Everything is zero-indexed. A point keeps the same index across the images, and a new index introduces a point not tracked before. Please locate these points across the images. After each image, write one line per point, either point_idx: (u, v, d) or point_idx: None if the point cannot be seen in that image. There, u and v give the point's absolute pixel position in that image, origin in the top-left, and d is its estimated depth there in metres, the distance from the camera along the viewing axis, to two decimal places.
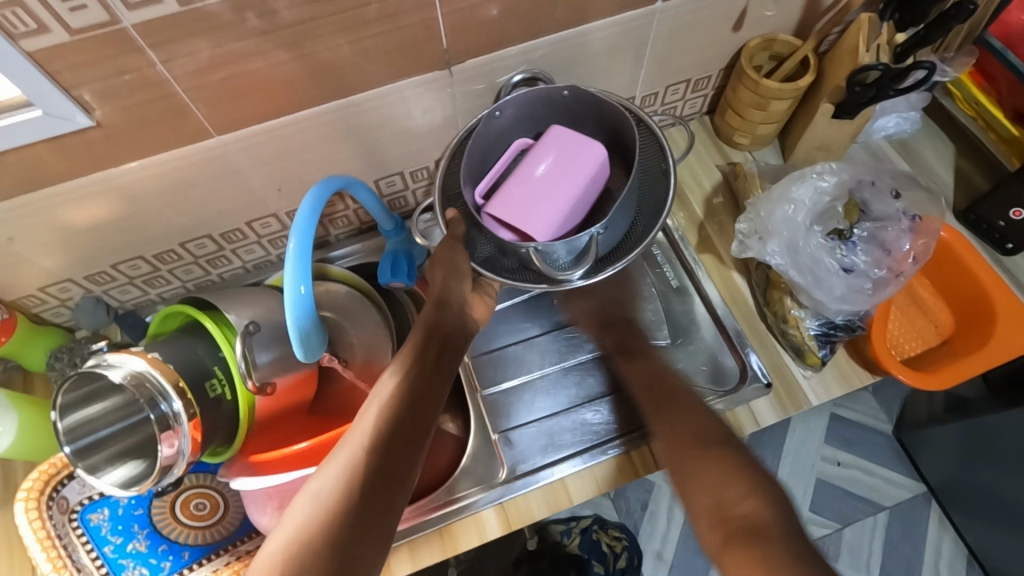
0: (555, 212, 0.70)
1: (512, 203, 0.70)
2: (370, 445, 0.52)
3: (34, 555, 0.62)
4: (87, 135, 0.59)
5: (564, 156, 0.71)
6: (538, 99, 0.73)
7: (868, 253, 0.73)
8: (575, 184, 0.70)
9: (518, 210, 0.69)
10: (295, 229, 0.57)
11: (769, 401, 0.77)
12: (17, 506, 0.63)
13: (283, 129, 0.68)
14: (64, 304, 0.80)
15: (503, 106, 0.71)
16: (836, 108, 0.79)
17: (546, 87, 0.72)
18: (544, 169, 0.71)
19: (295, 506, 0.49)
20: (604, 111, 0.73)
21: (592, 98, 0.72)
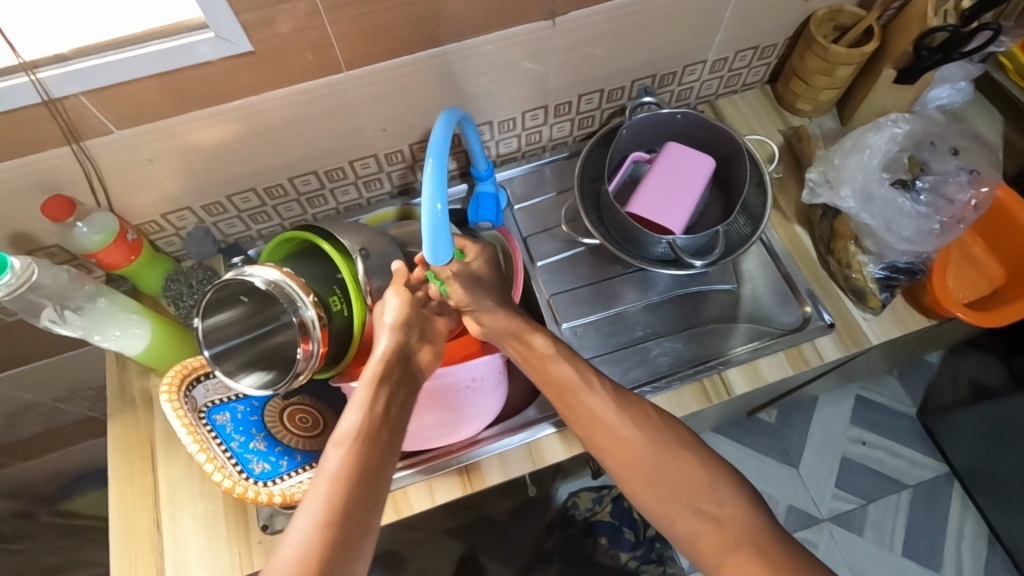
0: (682, 208, 0.84)
1: (646, 202, 0.84)
2: (339, 500, 0.56)
3: (182, 439, 0.67)
4: (240, 60, 0.65)
5: (685, 164, 0.86)
6: (657, 121, 0.89)
7: (930, 202, 0.80)
8: (696, 188, 0.85)
9: (651, 208, 0.84)
10: (431, 149, 0.62)
11: (832, 339, 0.83)
12: (162, 401, 0.68)
13: (401, 68, 0.74)
14: (178, 233, 0.87)
15: (630, 125, 0.88)
16: (898, 73, 0.86)
17: (663, 112, 0.88)
18: (668, 173, 0.85)
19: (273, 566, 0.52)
20: (710, 131, 0.88)
21: (702, 122, 0.87)
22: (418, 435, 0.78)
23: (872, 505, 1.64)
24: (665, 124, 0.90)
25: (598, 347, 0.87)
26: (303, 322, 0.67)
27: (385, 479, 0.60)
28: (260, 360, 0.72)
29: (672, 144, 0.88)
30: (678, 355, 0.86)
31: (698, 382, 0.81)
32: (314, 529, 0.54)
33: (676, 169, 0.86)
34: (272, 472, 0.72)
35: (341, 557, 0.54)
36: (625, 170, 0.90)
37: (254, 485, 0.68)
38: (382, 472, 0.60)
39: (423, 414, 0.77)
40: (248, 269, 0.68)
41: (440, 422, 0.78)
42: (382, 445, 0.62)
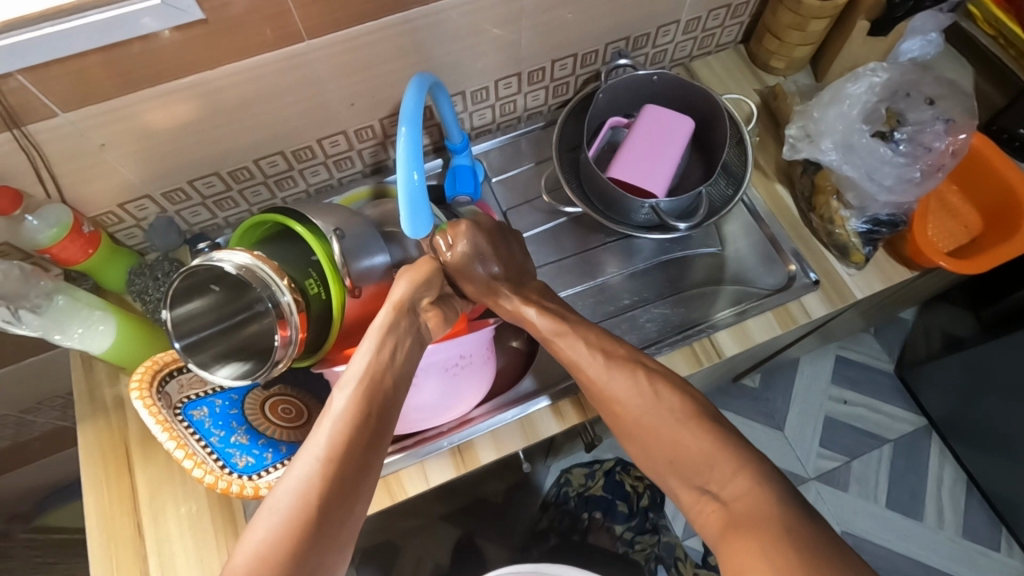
0: (662, 172, 0.82)
1: (627, 166, 0.82)
2: (341, 444, 0.56)
3: (156, 436, 0.63)
4: (192, 31, 0.61)
5: (663, 127, 0.84)
6: (632, 85, 0.87)
7: (908, 152, 0.80)
8: (677, 150, 0.83)
9: (633, 172, 0.82)
10: (404, 117, 0.59)
11: (817, 296, 0.83)
12: (132, 398, 0.64)
13: (366, 36, 0.71)
14: (139, 224, 0.82)
15: (606, 89, 0.86)
16: (872, 25, 0.86)
17: (639, 74, 0.86)
18: (647, 137, 0.84)
19: (271, 503, 0.53)
20: (686, 92, 0.87)
21: (679, 82, 0.86)
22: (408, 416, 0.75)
23: (856, 461, 1.68)
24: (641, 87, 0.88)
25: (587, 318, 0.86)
26: (279, 307, 0.64)
27: (384, 426, 0.61)
28: (238, 352, 0.69)
29: (648, 106, 0.86)
30: (665, 322, 0.85)
31: (689, 346, 0.80)
32: (316, 469, 0.54)
33: (655, 132, 0.84)
34: (257, 464, 0.69)
35: (338, 496, 0.54)
36: (604, 136, 0.89)
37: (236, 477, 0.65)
38: (380, 422, 0.60)
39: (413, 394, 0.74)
40: (215, 254, 0.64)
41: (432, 402, 0.75)
42: (384, 395, 0.62)
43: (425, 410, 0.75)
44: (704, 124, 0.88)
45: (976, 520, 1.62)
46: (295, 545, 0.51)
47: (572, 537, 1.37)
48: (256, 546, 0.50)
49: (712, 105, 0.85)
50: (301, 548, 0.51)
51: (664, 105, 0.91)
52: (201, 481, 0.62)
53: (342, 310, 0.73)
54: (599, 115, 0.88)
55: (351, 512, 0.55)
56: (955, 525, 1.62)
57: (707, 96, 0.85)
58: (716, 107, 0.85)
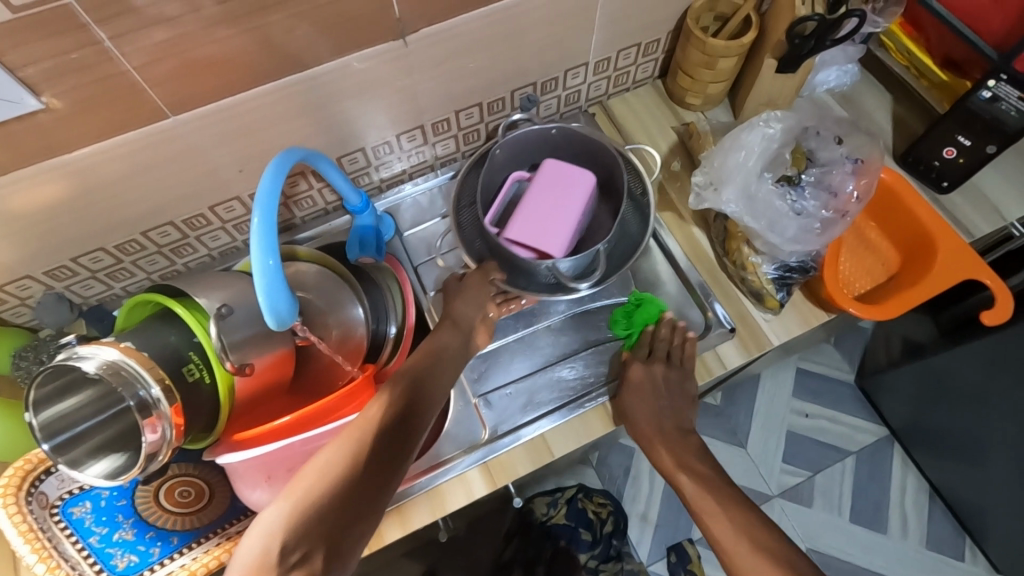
0: (562, 230, 0.78)
1: (524, 226, 0.78)
2: (379, 427, 0.62)
3: (18, 549, 0.61)
4: (37, 119, 0.58)
5: (563, 182, 0.80)
6: (531, 138, 0.85)
7: (815, 197, 0.77)
8: (578, 202, 0.80)
9: (530, 230, 0.78)
10: (257, 201, 0.56)
11: (733, 344, 0.81)
12: None
13: (239, 107, 0.67)
14: (25, 303, 0.78)
15: (502, 145, 0.84)
16: (778, 62, 0.83)
17: (537, 127, 0.84)
18: (547, 193, 0.80)
19: (308, 474, 0.59)
20: (588, 144, 0.85)
21: (578, 134, 0.84)
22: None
23: (818, 475, 1.67)
24: (540, 140, 0.86)
25: (504, 375, 0.81)
26: (146, 400, 0.61)
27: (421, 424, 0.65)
28: (115, 444, 0.64)
29: (549, 160, 0.83)
30: (587, 374, 0.81)
31: (602, 406, 0.78)
32: (346, 447, 0.60)
33: (553, 188, 0.80)
34: (140, 564, 0.66)
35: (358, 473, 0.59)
36: (506, 192, 0.84)
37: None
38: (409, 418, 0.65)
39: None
40: (79, 350, 0.61)
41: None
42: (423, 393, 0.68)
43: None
44: (606, 173, 0.86)
45: (940, 529, 1.62)
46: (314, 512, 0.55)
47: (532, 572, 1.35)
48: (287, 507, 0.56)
49: (610, 154, 0.83)
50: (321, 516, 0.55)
51: (568, 154, 0.88)
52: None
53: (229, 390, 0.70)
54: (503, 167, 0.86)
55: (380, 484, 0.60)
56: (919, 534, 1.61)
57: (603, 146, 0.83)
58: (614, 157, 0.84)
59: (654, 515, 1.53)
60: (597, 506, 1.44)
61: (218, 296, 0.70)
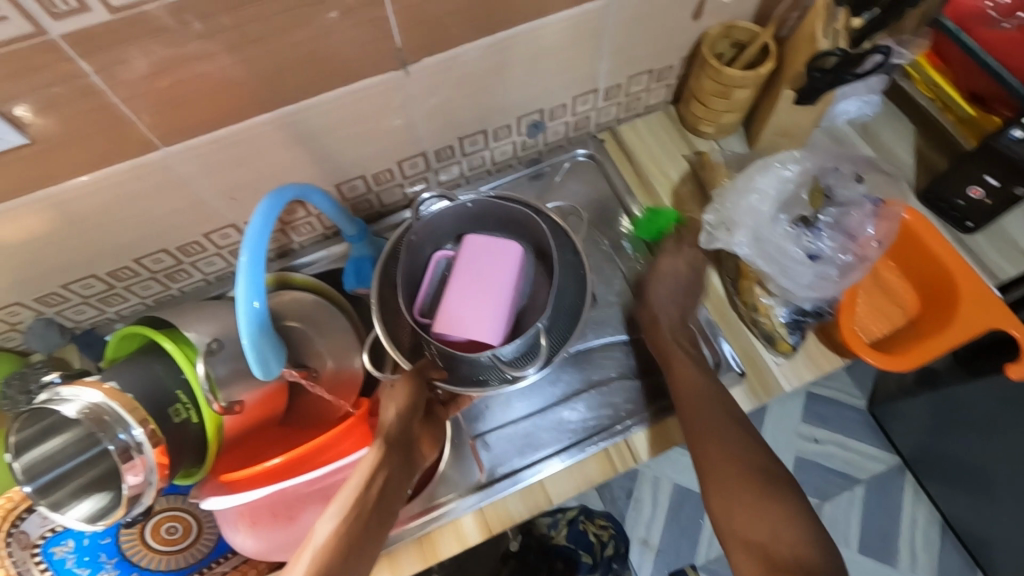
0: (493, 314, 0.73)
1: (453, 317, 0.73)
2: (359, 505, 0.61)
3: None
4: (22, 151, 0.56)
5: (487, 261, 0.75)
6: (451, 215, 0.79)
7: (833, 239, 0.74)
8: (505, 283, 0.74)
9: (461, 320, 0.72)
10: (245, 243, 0.54)
11: (743, 389, 0.77)
12: None
13: (232, 137, 0.65)
14: (15, 328, 0.77)
15: (418, 229, 0.76)
16: (796, 94, 0.80)
17: (452, 202, 0.77)
18: (472, 278, 0.75)
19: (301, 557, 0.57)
20: (512, 215, 0.79)
21: (495, 204, 0.78)
22: (290, 541, 0.68)
23: (826, 503, 1.63)
24: (458, 215, 0.79)
25: (503, 414, 0.79)
26: (128, 445, 0.59)
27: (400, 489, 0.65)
28: (96, 485, 0.62)
29: (468, 239, 0.77)
30: (588, 417, 0.78)
31: (604, 452, 0.75)
32: (335, 524, 0.59)
33: (477, 269, 0.75)
34: None
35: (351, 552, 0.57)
36: (431, 275, 0.79)
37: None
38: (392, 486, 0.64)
39: (302, 520, 0.68)
40: (59, 392, 0.60)
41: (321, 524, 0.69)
42: (404, 460, 0.66)
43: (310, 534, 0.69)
44: (536, 246, 0.80)
45: (951, 563, 1.57)
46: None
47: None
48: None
49: (536, 225, 0.77)
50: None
51: (493, 225, 0.81)
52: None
53: (218, 428, 0.68)
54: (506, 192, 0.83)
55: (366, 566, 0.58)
56: (928, 568, 1.57)
57: (529, 218, 0.77)
58: (539, 229, 0.77)
59: (655, 540, 1.49)
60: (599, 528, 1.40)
61: (207, 331, 0.68)
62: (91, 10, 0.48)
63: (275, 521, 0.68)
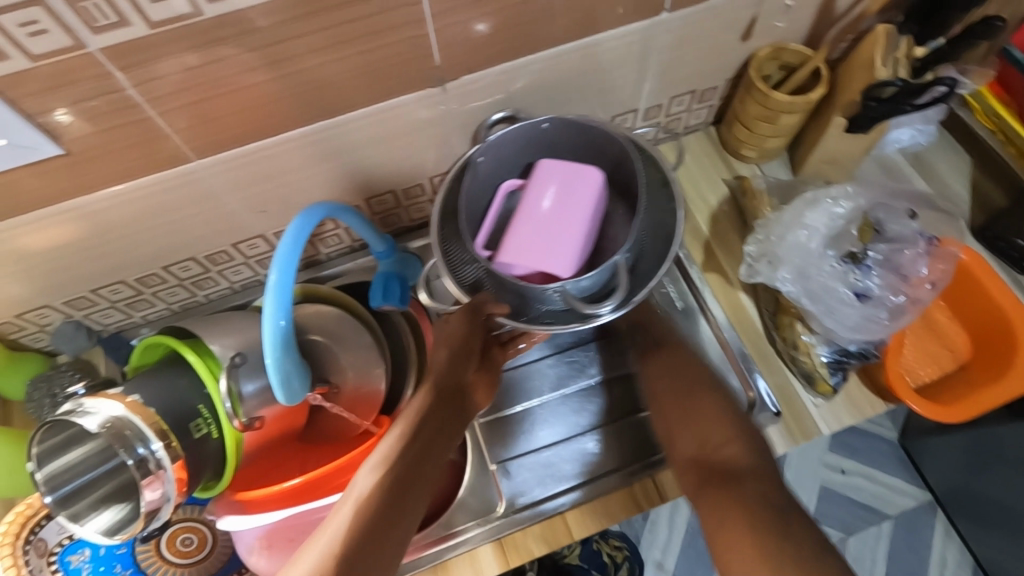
0: (570, 242, 0.67)
1: (525, 243, 0.67)
2: (398, 459, 0.62)
3: None
4: (57, 162, 0.55)
5: (564, 186, 0.69)
6: (519, 138, 0.72)
7: (883, 278, 0.69)
8: (584, 211, 0.69)
9: (533, 246, 0.67)
10: (278, 261, 0.54)
11: (778, 430, 0.74)
12: None
13: (265, 151, 0.64)
14: (44, 329, 0.77)
15: (485, 151, 0.70)
16: (848, 122, 0.76)
17: (525, 122, 0.70)
18: (548, 203, 0.69)
19: (344, 502, 0.60)
20: (590, 137, 0.72)
21: (573, 124, 0.71)
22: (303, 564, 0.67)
23: (850, 537, 1.57)
24: (528, 137, 0.72)
25: (526, 442, 0.76)
26: (146, 460, 0.58)
27: (447, 435, 0.66)
28: (119, 495, 0.62)
29: (542, 163, 0.71)
30: (613, 449, 0.75)
31: (627, 487, 0.72)
32: (373, 479, 0.60)
33: (551, 194, 0.69)
34: None
35: (392, 501, 0.59)
36: (496, 207, 0.73)
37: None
38: (431, 435, 0.65)
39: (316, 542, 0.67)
40: (82, 403, 0.59)
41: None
42: (448, 410, 0.67)
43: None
44: (617, 171, 0.74)
45: None
46: (352, 547, 0.56)
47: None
48: (327, 541, 0.57)
49: (618, 145, 0.71)
50: (359, 552, 0.56)
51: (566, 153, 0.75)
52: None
53: (236, 445, 0.67)
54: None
55: (410, 516, 0.60)
56: None
57: (609, 138, 0.71)
58: (622, 150, 0.71)
59: (670, 565, 1.46)
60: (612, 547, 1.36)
61: (229, 346, 0.67)
62: (130, 24, 0.47)
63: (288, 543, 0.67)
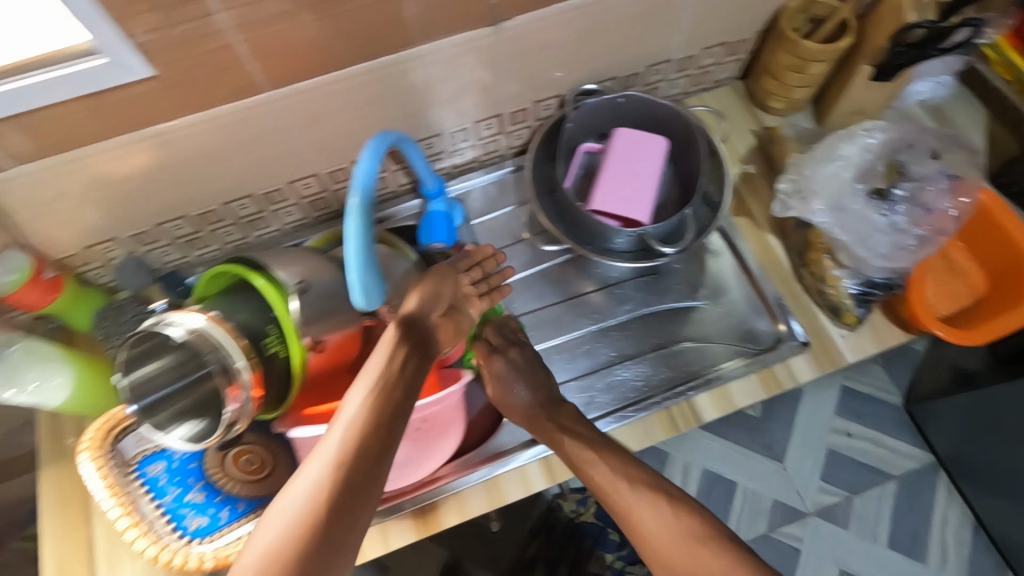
0: (646, 198, 0.80)
1: (609, 196, 0.79)
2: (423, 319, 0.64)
3: (103, 502, 0.64)
4: (143, 86, 0.59)
5: (636, 149, 0.81)
6: (602, 109, 0.84)
7: (910, 213, 0.74)
8: (653, 172, 0.81)
9: (616, 201, 0.79)
10: (356, 182, 0.56)
11: (806, 359, 0.78)
12: (80, 457, 0.65)
13: (330, 85, 0.67)
14: (107, 264, 0.81)
15: (574, 117, 0.83)
16: (875, 70, 0.80)
17: (607, 97, 0.82)
18: (624, 165, 0.81)
19: (359, 381, 0.55)
20: (655, 111, 0.83)
21: (645, 102, 0.82)
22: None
23: (858, 498, 1.60)
24: (609, 110, 0.84)
25: (563, 372, 0.84)
26: (229, 369, 0.63)
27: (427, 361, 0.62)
28: (194, 410, 0.66)
29: (620, 129, 0.83)
30: (645, 379, 0.82)
31: (667, 410, 0.76)
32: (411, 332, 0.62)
33: (627, 158, 0.81)
34: (210, 526, 0.68)
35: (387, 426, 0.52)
36: (576, 163, 0.86)
37: (178, 546, 0.65)
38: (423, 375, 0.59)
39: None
40: (171, 316, 0.63)
41: (394, 461, 0.73)
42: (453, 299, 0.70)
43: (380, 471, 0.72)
44: (682, 140, 0.84)
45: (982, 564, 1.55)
46: (345, 484, 0.48)
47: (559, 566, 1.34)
48: (308, 485, 0.48)
49: (685, 123, 0.82)
50: (353, 488, 0.49)
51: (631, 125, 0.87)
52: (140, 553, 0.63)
53: (302, 367, 0.70)
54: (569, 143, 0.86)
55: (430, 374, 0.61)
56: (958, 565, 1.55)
57: (675, 113, 0.81)
58: (689, 123, 0.81)
59: None
60: None
61: (292, 273, 0.71)
62: None
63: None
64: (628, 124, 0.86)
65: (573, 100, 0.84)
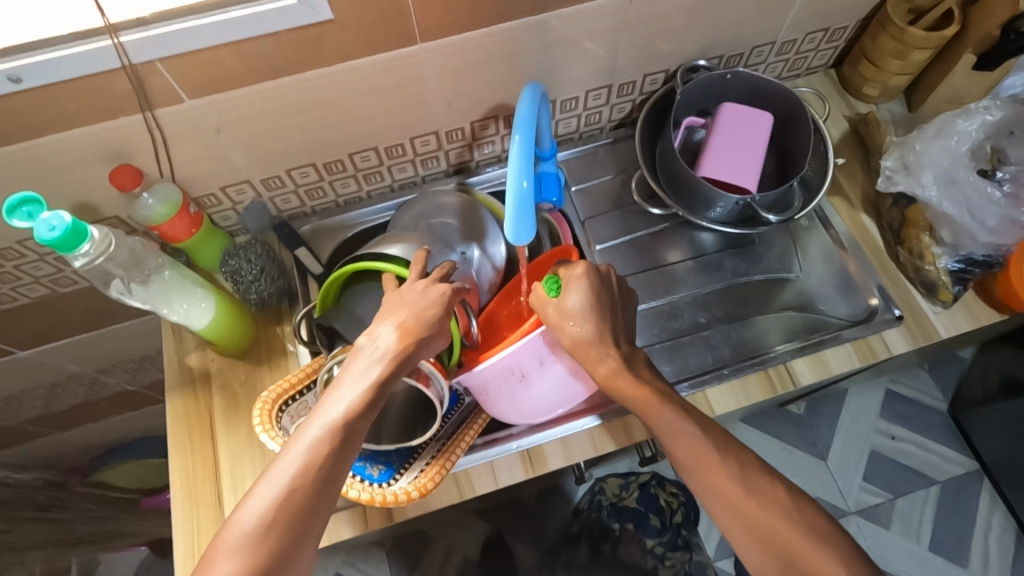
0: (751, 168, 0.84)
1: (716, 164, 0.84)
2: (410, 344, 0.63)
3: None
4: (319, 29, 0.64)
5: (742, 124, 0.85)
6: (707, 86, 0.87)
7: (1013, 191, 0.79)
8: (758, 145, 0.85)
9: (723, 168, 0.83)
10: (518, 130, 0.61)
11: (900, 331, 0.81)
12: (263, 437, 0.70)
13: (473, 40, 0.72)
14: (234, 207, 0.85)
15: (685, 90, 0.86)
16: (978, 59, 0.83)
17: (713, 73, 0.85)
18: (731, 138, 0.84)
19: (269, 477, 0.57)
20: (759, 88, 0.87)
21: (752, 79, 0.86)
22: (527, 403, 0.74)
23: (898, 499, 1.51)
24: (714, 85, 0.87)
25: (658, 332, 0.86)
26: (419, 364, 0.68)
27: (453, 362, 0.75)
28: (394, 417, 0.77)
29: (726, 104, 0.87)
30: (737, 345, 0.84)
31: (764, 372, 0.80)
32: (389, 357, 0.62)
33: (731, 131, 0.85)
34: (387, 471, 0.71)
35: (343, 447, 0.59)
36: (679, 138, 0.90)
37: (378, 488, 0.69)
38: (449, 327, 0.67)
39: (531, 382, 0.73)
40: None
41: (556, 398, 0.75)
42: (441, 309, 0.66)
43: (544, 395, 0.74)
44: (786, 116, 0.88)
45: None
46: (271, 542, 0.54)
47: (600, 548, 1.29)
48: (267, 499, 0.55)
49: (789, 97, 0.85)
50: (280, 544, 0.54)
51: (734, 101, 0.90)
52: (358, 500, 0.67)
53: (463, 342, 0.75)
54: (675, 114, 0.89)
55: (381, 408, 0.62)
56: None
57: (781, 89, 0.85)
58: (796, 99, 0.85)
59: None
60: (669, 495, 1.36)
61: (412, 242, 0.76)
62: None
63: (499, 393, 0.73)
64: (730, 100, 0.90)
65: (684, 72, 0.87)
